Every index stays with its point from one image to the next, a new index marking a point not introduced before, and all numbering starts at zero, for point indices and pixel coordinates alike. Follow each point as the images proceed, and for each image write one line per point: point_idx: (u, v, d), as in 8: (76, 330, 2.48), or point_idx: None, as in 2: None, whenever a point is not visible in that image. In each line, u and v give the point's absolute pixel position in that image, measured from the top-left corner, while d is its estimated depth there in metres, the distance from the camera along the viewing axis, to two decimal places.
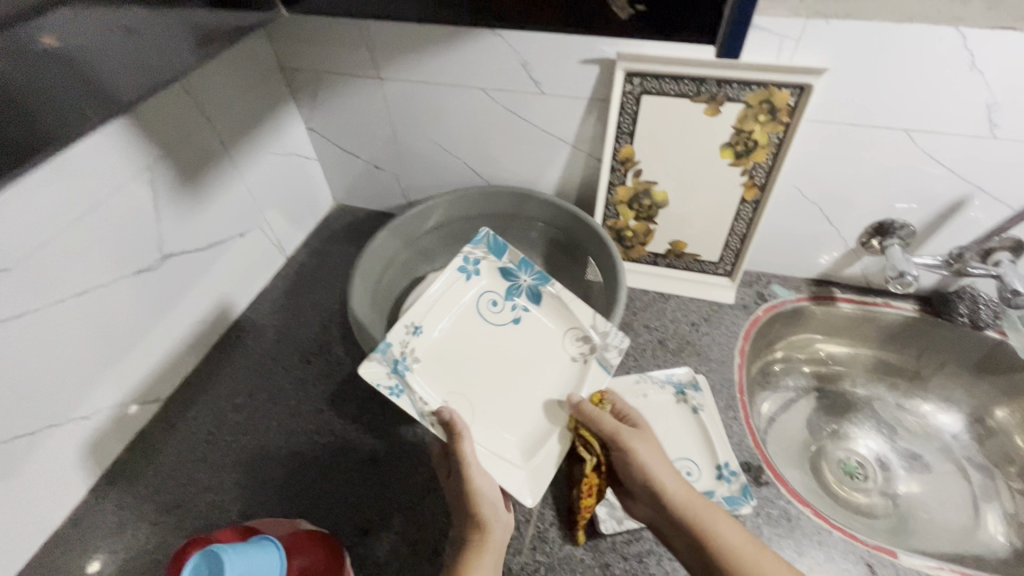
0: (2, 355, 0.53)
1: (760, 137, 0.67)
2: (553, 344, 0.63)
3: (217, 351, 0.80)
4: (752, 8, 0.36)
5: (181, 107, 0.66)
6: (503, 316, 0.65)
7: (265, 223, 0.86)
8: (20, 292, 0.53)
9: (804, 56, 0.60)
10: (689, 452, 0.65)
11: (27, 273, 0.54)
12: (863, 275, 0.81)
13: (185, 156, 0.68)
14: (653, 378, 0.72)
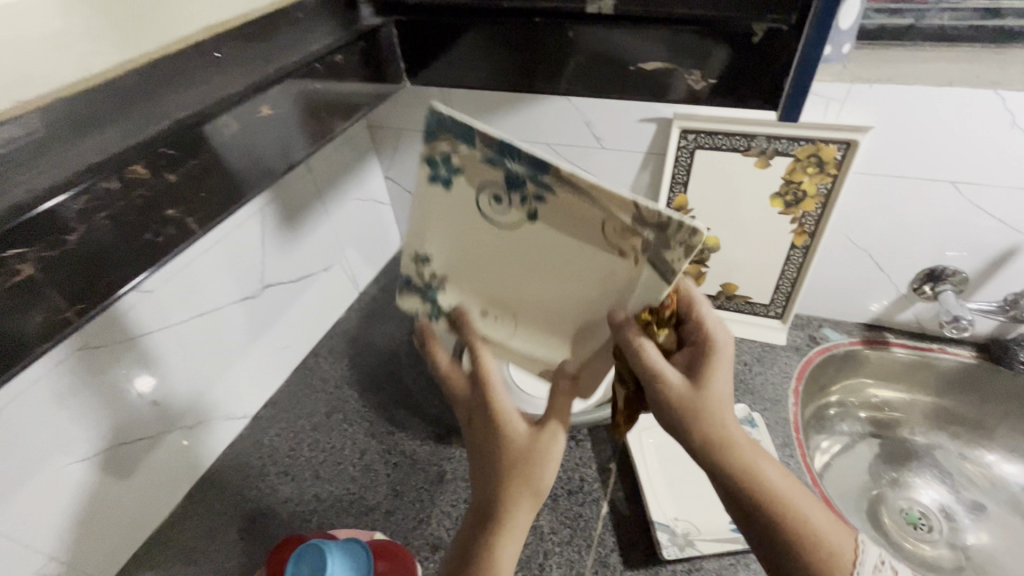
0: (136, 364, 0.61)
1: (809, 188, 0.72)
2: (593, 241, 0.44)
3: (297, 375, 0.87)
4: (806, 86, 0.44)
5: (300, 179, 0.80)
6: (510, 212, 0.46)
7: (344, 260, 0.95)
8: (159, 311, 0.63)
9: (850, 115, 0.65)
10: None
11: (164, 295, 0.63)
12: (917, 321, 0.82)
13: (289, 202, 0.79)
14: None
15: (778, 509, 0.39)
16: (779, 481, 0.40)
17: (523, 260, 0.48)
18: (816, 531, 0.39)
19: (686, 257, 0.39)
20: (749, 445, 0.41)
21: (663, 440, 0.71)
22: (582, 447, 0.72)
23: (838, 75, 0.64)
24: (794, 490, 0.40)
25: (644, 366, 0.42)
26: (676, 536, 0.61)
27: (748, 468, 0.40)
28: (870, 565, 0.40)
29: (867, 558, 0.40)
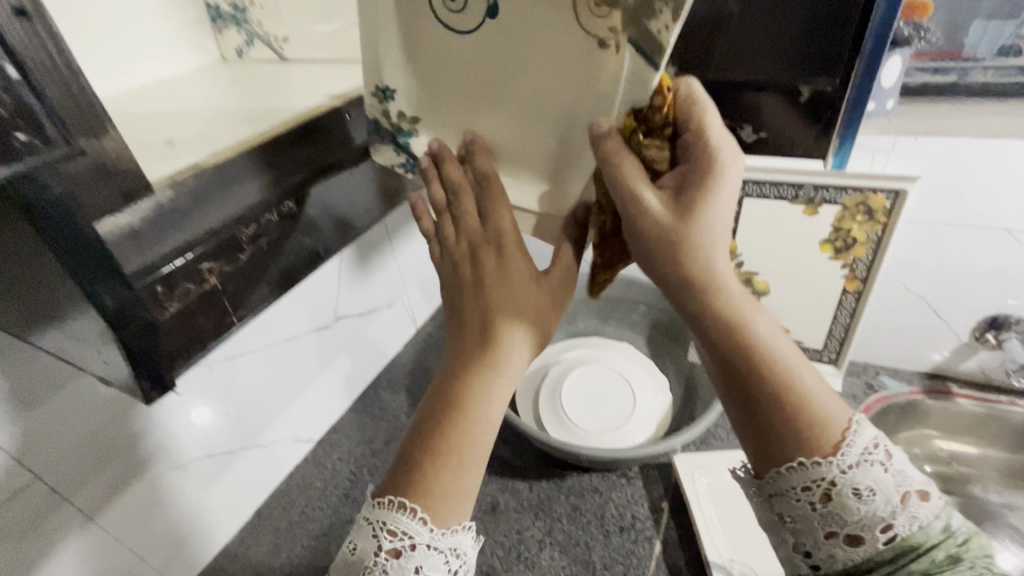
0: (231, 384, 0.68)
1: (859, 235, 0.74)
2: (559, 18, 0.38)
3: (358, 405, 0.92)
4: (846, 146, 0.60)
5: (374, 230, 0.89)
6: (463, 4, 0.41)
7: (406, 297, 1.02)
8: (255, 337, 0.70)
9: (896, 166, 0.69)
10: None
11: (260, 324, 0.71)
12: (981, 371, 0.81)
13: (365, 241, 0.87)
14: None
15: (761, 367, 0.38)
16: (765, 334, 0.39)
17: (495, 60, 0.42)
18: (801, 398, 0.38)
19: (674, 18, 0.32)
20: (738, 297, 0.39)
21: (717, 480, 0.70)
22: (633, 484, 0.73)
23: (883, 128, 0.68)
24: (778, 346, 0.39)
25: (636, 200, 0.38)
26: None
27: (729, 323, 0.39)
28: (858, 451, 0.37)
29: (860, 439, 0.37)
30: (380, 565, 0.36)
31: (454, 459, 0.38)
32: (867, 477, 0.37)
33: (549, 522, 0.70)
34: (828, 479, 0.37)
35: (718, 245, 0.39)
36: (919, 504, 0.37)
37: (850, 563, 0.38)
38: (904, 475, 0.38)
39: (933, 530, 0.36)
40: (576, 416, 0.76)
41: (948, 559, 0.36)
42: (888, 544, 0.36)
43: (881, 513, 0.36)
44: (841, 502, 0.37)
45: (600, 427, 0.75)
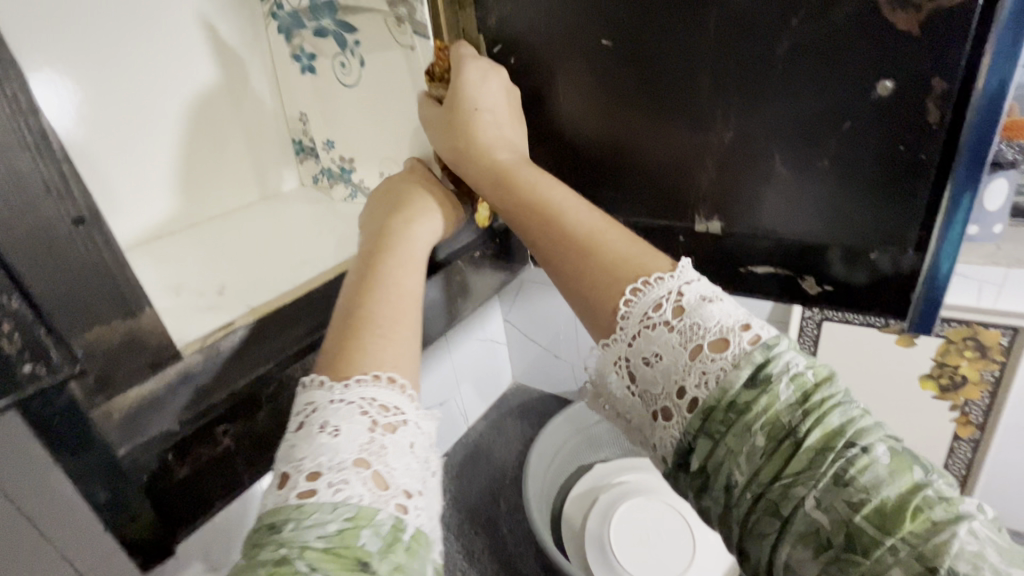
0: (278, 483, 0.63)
1: (969, 373, 0.63)
2: (384, 34, 0.53)
3: None
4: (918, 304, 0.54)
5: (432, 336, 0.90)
6: (347, 76, 0.59)
7: (459, 395, 1.00)
8: None
9: (1011, 302, 0.59)
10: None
11: None
12: None
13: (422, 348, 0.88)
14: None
15: (538, 223, 0.41)
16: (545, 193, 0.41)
17: (383, 122, 0.58)
18: (584, 243, 0.38)
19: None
20: (510, 162, 0.44)
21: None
22: None
23: (991, 258, 0.60)
24: (558, 203, 0.41)
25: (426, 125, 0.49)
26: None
27: (503, 183, 0.43)
28: (638, 316, 0.34)
29: (645, 292, 0.34)
30: (378, 440, 0.32)
31: (393, 317, 0.40)
32: (651, 343, 0.33)
33: None
34: (621, 354, 0.35)
35: (487, 119, 0.45)
36: (715, 354, 0.30)
37: (674, 448, 0.32)
38: (696, 326, 0.32)
39: (738, 385, 0.29)
40: (624, 555, 0.69)
41: (777, 434, 0.28)
42: (693, 412, 0.30)
43: (672, 373, 0.32)
44: (641, 376, 0.34)
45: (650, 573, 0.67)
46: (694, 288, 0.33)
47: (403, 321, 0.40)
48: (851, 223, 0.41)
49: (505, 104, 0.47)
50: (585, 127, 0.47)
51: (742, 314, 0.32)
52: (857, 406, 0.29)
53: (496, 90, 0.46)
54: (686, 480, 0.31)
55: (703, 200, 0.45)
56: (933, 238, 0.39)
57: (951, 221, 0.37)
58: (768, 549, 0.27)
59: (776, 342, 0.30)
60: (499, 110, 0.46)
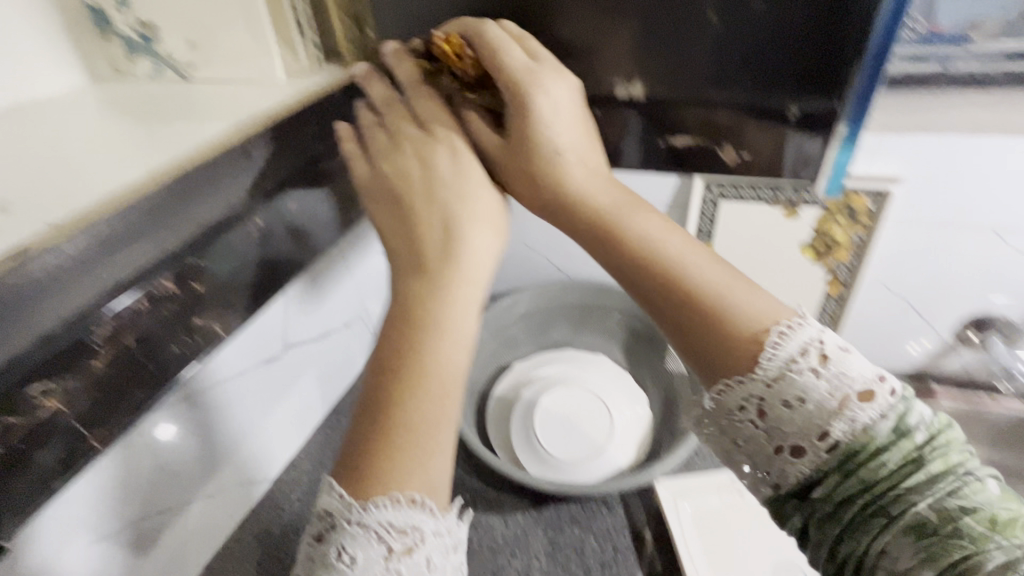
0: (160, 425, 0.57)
1: (841, 238, 0.70)
2: None
3: (320, 435, 0.86)
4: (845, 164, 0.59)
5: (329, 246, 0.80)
6: None
7: (366, 312, 0.94)
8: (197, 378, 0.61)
9: (878, 166, 0.64)
10: (793, 562, 0.62)
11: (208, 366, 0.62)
12: (963, 370, 0.78)
13: (320, 263, 0.77)
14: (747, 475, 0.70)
15: (649, 277, 0.41)
16: (648, 236, 0.42)
17: None
18: (699, 290, 0.39)
19: None
20: (606, 206, 0.43)
21: (692, 500, 0.68)
22: (614, 513, 0.70)
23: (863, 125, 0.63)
24: (668, 253, 0.41)
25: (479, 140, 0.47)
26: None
27: (609, 246, 0.42)
28: (782, 360, 0.37)
29: (784, 349, 0.37)
30: (394, 570, 0.34)
31: (423, 411, 0.38)
32: (793, 388, 0.37)
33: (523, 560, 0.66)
34: (756, 393, 0.38)
35: (570, 159, 0.44)
36: (861, 407, 0.36)
37: (796, 479, 0.38)
38: (841, 375, 0.37)
39: (881, 433, 0.35)
40: (550, 443, 0.72)
41: (909, 461, 0.35)
42: (831, 454, 0.36)
43: (814, 415, 0.37)
44: (776, 415, 0.38)
45: (574, 454, 0.71)
46: (831, 338, 0.38)
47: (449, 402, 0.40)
48: (767, 75, 0.44)
49: (581, 136, 0.45)
50: (596, 64, 0.46)
51: (876, 367, 0.37)
52: (967, 446, 0.37)
53: (570, 117, 0.45)
54: (801, 503, 0.38)
55: (633, 61, 0.46)
56: (843, 115, 0.46)
57: (849, 120, 0.47)
58: (873, 540, 0.35)
59: (908, 395, 0.37)
60: (583, 150, 0.45)
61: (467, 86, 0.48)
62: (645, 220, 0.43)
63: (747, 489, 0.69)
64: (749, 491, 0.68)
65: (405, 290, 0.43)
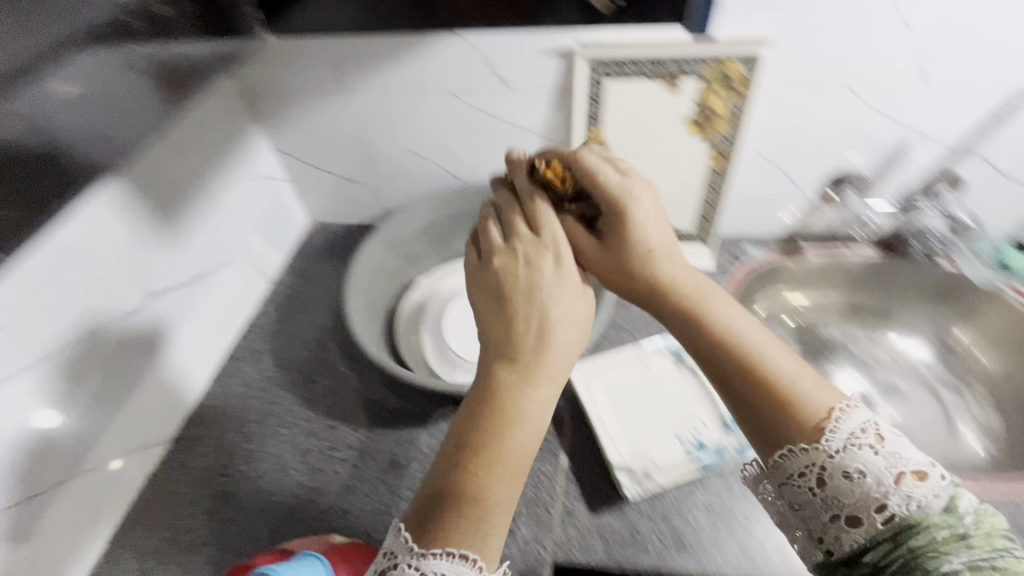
0: None
1: (719, 108, 0.71)
2: None
3: (215, 384, 0.79)
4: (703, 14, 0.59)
5: (176, 165, 0.70)
6: None
7: (246, 248, 0.86)
8: (34, 332, 0.53)
9: (743, 29, 0.65)
10: (694, 414, 0.68)
11: (48, 320, 0.54)
12: (826, 227, 0.87)
13: (154, 180, 0.67)
14: (649, 347, 0.74)
15: (727, 353, 0.47)
16: (733, 321, 0.49)
17: None
18: (769, 373, 0.45)
19: None
20: (697, 292, 0.50)
21: (602, 378, 0.72)
22: None
23: None
24: (746, 337, 0.47)
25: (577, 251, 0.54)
26: (633, 473, 0.63)
27: (695, 323, 0.49)
28: (843, 437, 0.43)
29: (846, 422, 0.43)
30: None
31: (502, 491, 0.43)
32: (857, 458, 0.42)
33: None
34: (818, 462, 0.43)
35: (662, 257, 0.51)
36: (915, 483, 0.41)
37: (852, 546, 0.43)
38: (897, 456, 0.42)
39: (932, 510, 0.40)
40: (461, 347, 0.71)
41: (955, 536, 0.40)
42: (885, 524, 0.41)
43: (872, 492, 0.42)
44: (833, 485, 0.43)
45: None
46: (886, 422, 0.44)
47: (511, 480, 0.43)
48: None
49: (675, 247, 0.52)
50: None
51: (931, 459, 0.43)
52: (1019, 542, 0.41)
53: (658, 225, 0.52)
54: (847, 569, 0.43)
55: None
56: None
57: None
58: None
59: (960, 489, 0.42)
60: (666, 238, 0.52)
61: (570, 198, 0.57)
62: (731, 308, 0.49)
63: (650, 359, 0.73)
64: (653, 363, 0.72)
65: (491, 379, 0.46)
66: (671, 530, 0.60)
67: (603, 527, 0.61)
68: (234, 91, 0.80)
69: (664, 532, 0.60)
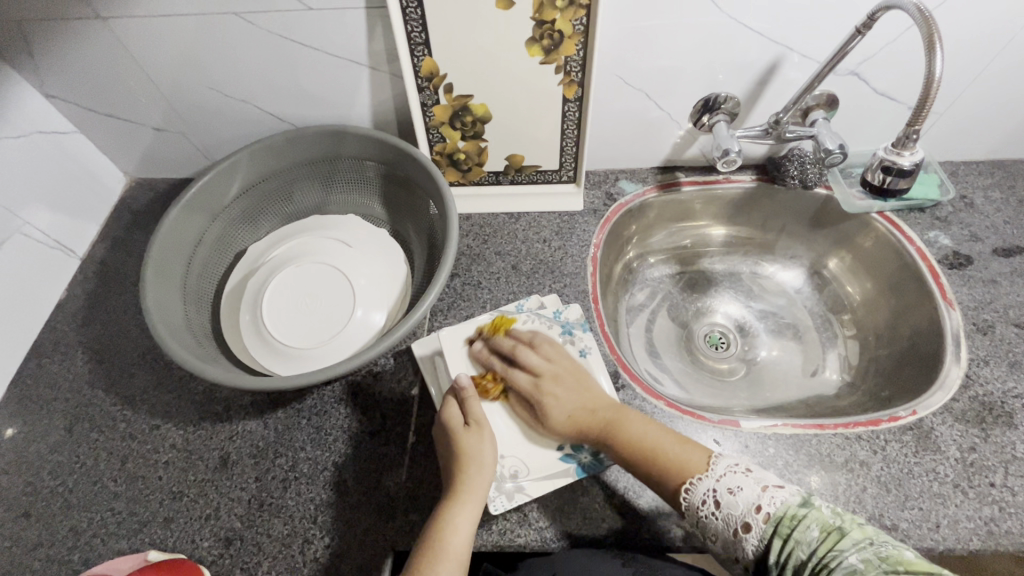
0: None
1: (563, 27, 0.60)
2: None
3: (15, 389, 0.68)
4: None
5: None
6: None
7: (29, 224, 0.71)
8: None
9: None
10: None
11: None
12: (702, 154, 0.80)
13: None
14: (540, 317, 0.66)
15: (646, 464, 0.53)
16: (641, 432, 0.55)
17: None
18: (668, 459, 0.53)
19: None
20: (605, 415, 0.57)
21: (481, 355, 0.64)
22: (381, 379, 0.66)
23: None
24: (652, 439, 0.54)
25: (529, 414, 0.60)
26: (503, 484, 0.57)
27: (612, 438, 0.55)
28: (721, 469, 0.50)
29: (718, 463, 0.51)
30: None
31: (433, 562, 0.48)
32: (736, 480, 0.49)
33: (291, 455, 0.62)
34: (709, 486, 0.49)
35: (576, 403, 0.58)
36: (778, 488, 0.48)
37: (753, 553, 0.46)
38: (758, 474, 0.49)
39: (796, 505, 0.46)
40: (290, 335, 0.63)
41: (830, 529, 0.44)
42: (768, 522, 0.46)
43: (749, 498, 0.47)
44: (724, 502, 0.48)
45: (319, 339, 0.62)
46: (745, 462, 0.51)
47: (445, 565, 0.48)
48: None
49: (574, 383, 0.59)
50: None
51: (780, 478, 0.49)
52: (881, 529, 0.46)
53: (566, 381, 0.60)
54: None
55: None
56: None
57: None
58: None
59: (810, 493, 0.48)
60: (583, 401, 0.58)
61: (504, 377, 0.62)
62: (635, 417, 0.56)
63: (539, 334, 0.65)
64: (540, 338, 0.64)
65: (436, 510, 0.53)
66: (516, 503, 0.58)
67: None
68: None
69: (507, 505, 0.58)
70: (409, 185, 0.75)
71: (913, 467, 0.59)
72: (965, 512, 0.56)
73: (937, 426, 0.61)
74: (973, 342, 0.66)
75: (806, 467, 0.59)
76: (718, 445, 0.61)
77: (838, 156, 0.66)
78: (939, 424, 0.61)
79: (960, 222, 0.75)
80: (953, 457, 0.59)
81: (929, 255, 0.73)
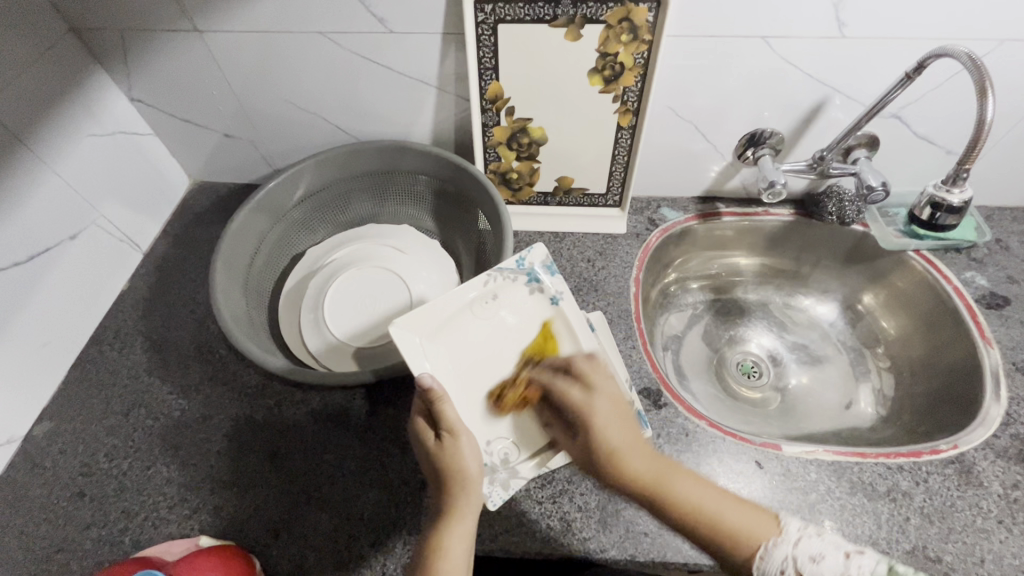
0: None
1: (625, 60, 0.65)
2: None
3: (75, 372, 0.71)
4: None
5: None
6: None
7: (104, 218, 0.75)
8: None
9: None
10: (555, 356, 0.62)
11: None
12: (743, 187, 0.83)
13: None
14: (501, 271, 0.63)
15: (698, 526, 0.48)
16: (696, 494, 0.50)
17: None
18: (728, 528, 0.47)
19: None
20: (653, 470, 0.51)
21: (449, 332, 0.60)
22: None
23: None
24: (710, 504, 0.49)
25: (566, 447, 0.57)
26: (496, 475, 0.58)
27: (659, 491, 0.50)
28: (796, 532, 0.46)
29: (789, 527, 0.46)
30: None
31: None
32: (814, 546, 0.45)
33: (339, 452, 0.63)
34: (786, 554, 0.45)
35: (625, 450, 0.52)
36: (862, 555, 0.44)
37: None
38: (835, 539, 0.45)
39: None
40: (347, 333, 0.65)
41: None
42: None
43: (835, 571, 0.43)
44: (808, 574, 0.44)
45: (375, 339, 0.65)
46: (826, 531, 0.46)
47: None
48: None
49: (619, 421, 0.54)
50: None
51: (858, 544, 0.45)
52: None
53: (618, 423, 0.54)
54: None
55: None
56: None
57: None
58: None
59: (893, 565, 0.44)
60: (628, 437, 0.53)
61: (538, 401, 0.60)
62: (689, 476, 0.51)
63: (501, 289, 0.63)
64: (502, 293, 0.63)
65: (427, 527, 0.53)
66: (560, 513, 0.59)
67: (491, 511, 0.59)
68: (56, 25, 0.67)
69: (551, 514, 0.59)
70: (462, 200, 0.78)
71: (956, 500, 0.59)
72: (1011, 548, 0.56)
73: (980, 461, 0.62)
74: (1012, 381, 0.67)
75: (849, 495, 0.60)
76: (759, 466, 0.62)
77: (880, 193, 0.68)
78: (981, 459, 0.62)
79: (997, 264, 0.77)
80: (996, 493, 0.60)
81: (966, 294, 0.74)
